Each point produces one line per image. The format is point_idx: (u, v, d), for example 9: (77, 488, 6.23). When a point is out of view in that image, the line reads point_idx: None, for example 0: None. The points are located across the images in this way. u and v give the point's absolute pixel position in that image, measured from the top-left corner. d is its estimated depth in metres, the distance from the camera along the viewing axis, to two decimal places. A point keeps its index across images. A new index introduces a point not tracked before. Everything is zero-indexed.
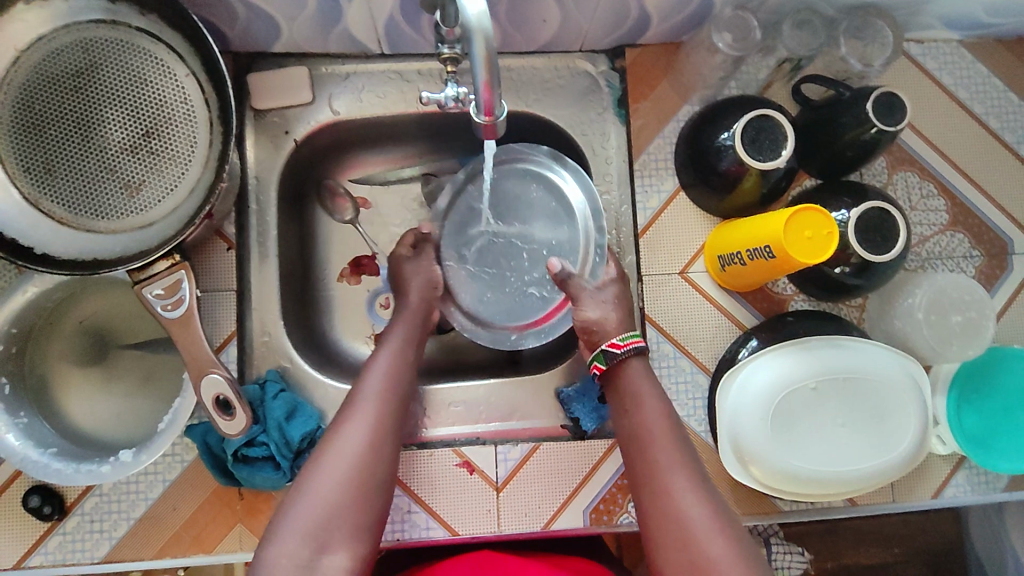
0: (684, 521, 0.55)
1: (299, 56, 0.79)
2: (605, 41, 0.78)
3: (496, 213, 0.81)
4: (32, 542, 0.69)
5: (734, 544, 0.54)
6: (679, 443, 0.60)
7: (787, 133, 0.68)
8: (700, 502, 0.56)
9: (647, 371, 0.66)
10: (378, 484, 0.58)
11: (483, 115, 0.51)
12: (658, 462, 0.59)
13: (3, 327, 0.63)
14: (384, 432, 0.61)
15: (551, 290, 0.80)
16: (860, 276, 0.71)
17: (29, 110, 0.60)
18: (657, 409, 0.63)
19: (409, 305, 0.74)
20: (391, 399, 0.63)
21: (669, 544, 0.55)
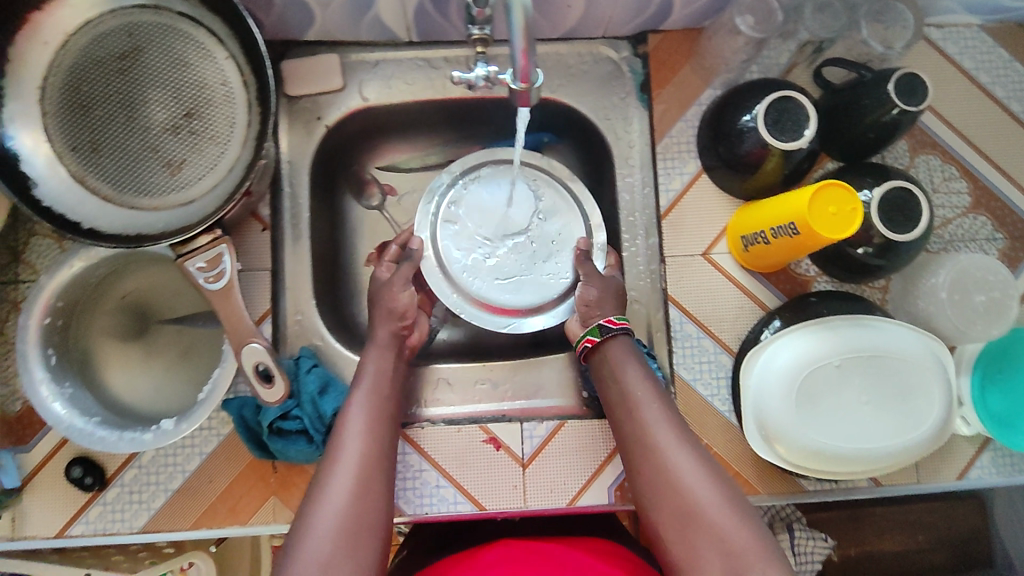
0: (674, 473, 0.58)
1: (330, 44, 0.81)
2: (628, 27, 0.80)
3: (500, 203, 0.83)
4: (74, 512, 0.72)
5: (721, 486, 0.57)
6: (672, 415, 0.62)
7: (810, 113, 0.69)
8: (688, 452, 0.59)
9: (630, 345, 0.69)
10: (374, 531, 0.56)
11: (520, 82, 0.54)
12: (646, 420, 0.62)
13: (50, 300, 0.65)
14: (372, 478, 0.58)
15: (562, 274, 0.81)
16: (883, 256, 0.71)
17: (77, 92, 0.62)
18: (639, 372, 0.65)
19: (380, 337, 0.71)
20: (373, 444, 0.61)
21: (663, 495, 0.58)
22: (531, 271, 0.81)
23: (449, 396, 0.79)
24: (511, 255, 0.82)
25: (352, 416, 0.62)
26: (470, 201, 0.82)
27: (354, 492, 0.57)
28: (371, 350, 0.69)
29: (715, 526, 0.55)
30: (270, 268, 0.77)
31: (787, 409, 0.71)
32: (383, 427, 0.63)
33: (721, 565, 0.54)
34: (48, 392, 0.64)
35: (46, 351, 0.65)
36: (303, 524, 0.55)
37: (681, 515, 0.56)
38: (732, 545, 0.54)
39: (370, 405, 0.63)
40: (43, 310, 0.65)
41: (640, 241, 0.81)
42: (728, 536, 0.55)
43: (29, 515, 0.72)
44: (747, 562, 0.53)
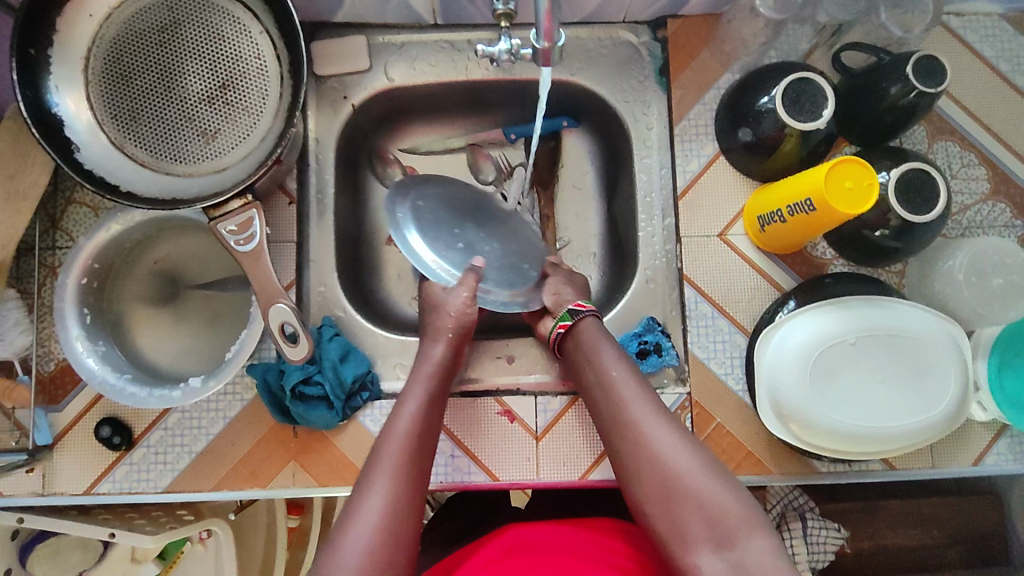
0: (654, 444, 0.59)
1: (358, 26, 0.84)
2: (647, 11, 0.82)
3: (471, 205, 0.82)
4: (102, 470, 0.74)
5: (699, 451, 0.58)
6: (650, 394, 0.63)
7: (827, 94, 0.70)
8: (664, 422, 0.60)
9: (598, 326, 0.71)
10: (401, 548, 0.55)
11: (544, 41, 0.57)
12: (622, 396, 0.63)
13: (87, 262, 0.68)
14: (409, 499, 0.57)
15: (529, 270, 0.80)
16: (900, 238, 0.72)
17: (119, 62, 0.65)
18: (613, 353, 0.67)
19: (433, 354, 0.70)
20: (414, 467, 0.59)
21: (641, 466, 0.59)
22: (503, 263, 0.79)
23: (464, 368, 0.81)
24: (481, 246, 0.79)
25: (394, 436, 0.61)
26: (443, 200, 0.80)
27: (389, 511, 0.56)
28: (420, 368, 0.69)
29: (697, 491, 0.56)
30: (295, 242, 0.79)
31: (802, 400, 0.71)
32: (425, 446, 0.62)
33: (704, 528, 0.54)
34: (83, 349, 0.67)
35: (82, 310, 0.68)
36: (334, 544, 0.54)
37: (660, 484, 0.57)
38: (714, 509, 0.55)
39: (415, 426, 0.62)
40: (80, 270, 0.68)
41: (657, 221, 0.83)
42: (710, 499, 0.55)
43: (60, 472, 0.74)
44: (729, 523, 0.54)
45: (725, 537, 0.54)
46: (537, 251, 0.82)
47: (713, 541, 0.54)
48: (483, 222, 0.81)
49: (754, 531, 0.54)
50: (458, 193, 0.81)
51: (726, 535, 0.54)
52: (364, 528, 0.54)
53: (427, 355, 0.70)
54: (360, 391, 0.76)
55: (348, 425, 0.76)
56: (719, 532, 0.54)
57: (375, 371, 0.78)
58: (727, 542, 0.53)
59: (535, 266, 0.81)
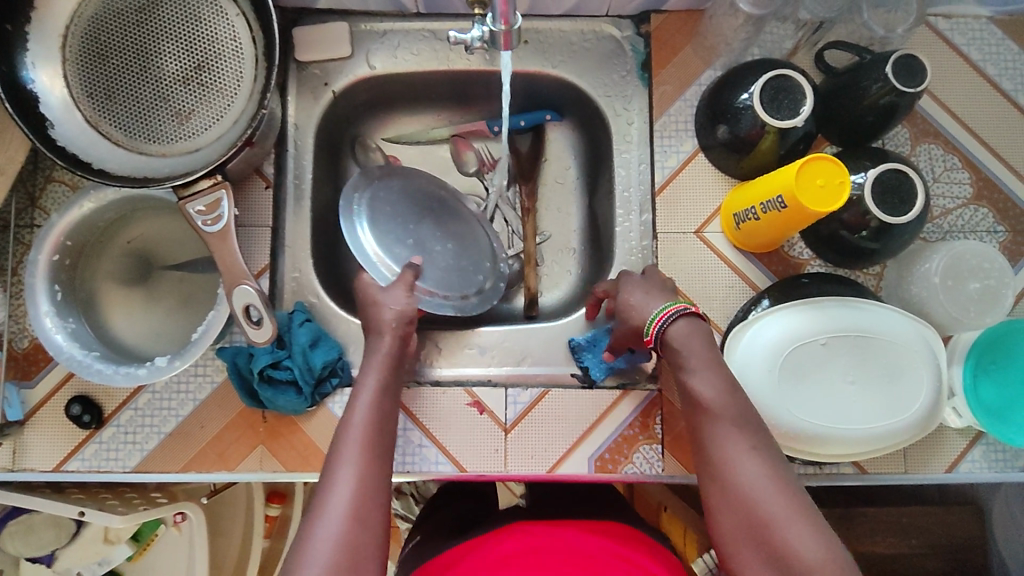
0: (738, 482, 0.53)
1: (341, 13, 0.84)
2: (630, 5, 0.81)
3: (428, 207, 0.87)
4: (71, 448, 0.75)
5: (787, 494, 0.52)
6: (744, 420, 0.56)
7: (806, 92, 0.71)
8: (751, 455, 0.54)
9: (689, 331, 0.61)
10: (371, 547, 0.54)
11: (501, 24, 0.61)
12: (706, 420, 0.57)
13: (60, 239, 0.69)
14: (367, 506, 0.55)
15: (478, 278, 0.86)
16: (877, 239, 0.71)
17: (96, 41, 0.66)
18: (710, 368, 0.59)
19: (382, 347, 0.69)
20: (370, 454, 0.59)
21: (720, 504, 0.53)
22: (449, 263, 0.85)
23: (437, 358, 0.81)
24: (428, 246, 0.85)
25: (351, 431, 0.60)
26: (404, 191, 0.86)
27: (353, 505, 0.55)
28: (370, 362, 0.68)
29: (783, 541, 0.50)
30: (270, 226, 0.79)
31: (768, 397, 0.69)
32: (382, 444, 0.61)
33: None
34: (52, 324, 0.67)
35: (53, 286, 0.68)
36: (301, 544, 0.53)
37: (743, 527, 0.52)
38: (795, 559, 0.49)
39: (369, 419, 0.61)
40: (52, 247, 0.68)
41: (634, 217, 0.83)
42: (795, 554, 0.49)
43: (30, 448, 0.75)
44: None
45: None
46: (489, 258, 0.88)
47: None
48: (439, 225, 0.87)
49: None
50: (418, 189, 0.87)
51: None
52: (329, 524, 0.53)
53: (377, 348, 0.69)
54: (330, 377, 0.76)
55: (317, 411, 0.76)
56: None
57: (346, 358, 0.78)
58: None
59: (483, 273, 0.87)
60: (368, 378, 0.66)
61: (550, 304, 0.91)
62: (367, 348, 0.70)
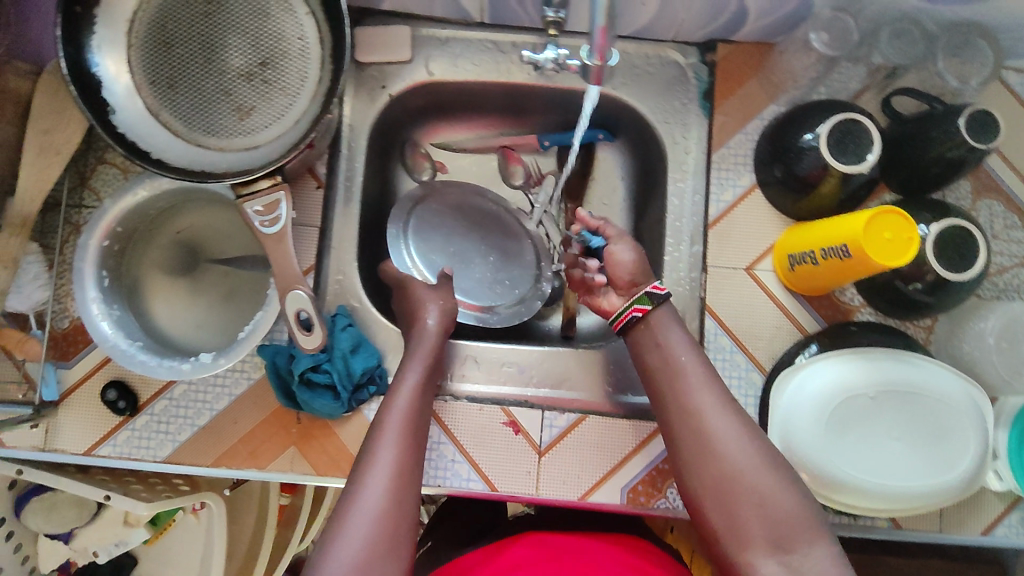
0: (717, 443, 0.61)
1: (404, 17, 0.83)
2: (698, 33, 0.80)
3: (474, 219, 0.92)
4: (104, 432, 0.75)
5: (762, 451, 0.60)
6: (717, 387, 0.65)
7: (874, 137, 0.69)
8: (727, 418, 0.63)
9: (673, 312, 0.71)
10: (404, 538, 0.57)
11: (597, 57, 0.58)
12: (687, 386, 0.64)
13: (111, 225, 0.68)
14: (401, 500, 0.59)
15: (512, 290, 0.91)
16: (932, 294, 0.70)
17: (163, 29, 0.65)
18: (683, 342, 0.68)
19: (423, 338, 0.72)
20: (404, 446, 0.62)
21: (704, 462, 0.61)
22: (483, 276, 0.91)
23: (474, 372, 0.80)
24: (468, 257, 0.92)
25: (389, 428, 0.63)
26: (458, 203, 0.91)
27: (387, 500, 0.58)
28: (411, 361, 0.69)
29: (758, 492, 0.59)
30: (319, 227, 0.79)
31: (812, 446, 0.68)
32: (418, 436, 0.64)
33: (762, 528, 0.58)
34: (98, 311, 0.66)
35: (101, 273, 0.68)
36: (332, 533, 0.56)
37: (724, 483, 0.60)
38: (770, 508, 0.58)
39: (406, 414, 0.64)
40: (104, 233, 0.68)
41: (684, 248, 0.80)
42: (769, 502, 0.58)
43: (62, 430, 0.75)
44: (784, 523, 0.57)
45: (781, 541, 0.57)
46: (530, 277, 0.91)
47: (771, 543, 0.57)
48: (483, 237, 0.92)
49: (813, 534, 0.56)
50: (469, 202, 0.92)
51: (784, 539, 0.57)
52: (361, 518, 0.56)
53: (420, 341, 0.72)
54: (367, 384, 0.75)
55: (353, 418, 0.76)
56: (780, 537, 0.57)
57: (385, 366, 0.77)
58: (785, 543, 0.56)
59: (518, 288, 0.91)
60: (407, 374, 0.68)
61: (588, 327, 0.90)
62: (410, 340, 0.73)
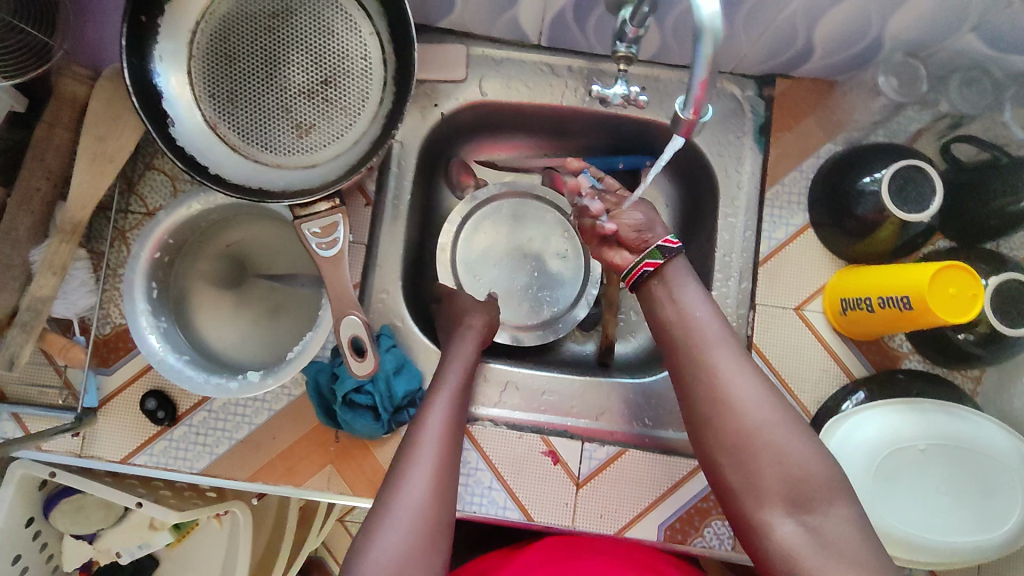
0: (737, 403, 0.62)
1: (459, 34, 0.81)
2: (758, 67, 0.78)
3: (518, 234, 0.91)
4: (141, 441, 0.74)
5: (779, 409, 0.62)
6: (734, 345, 0.66)
7: (937, 185, 0.67)
8: (744, 373, 0.64)
9: (685, 266, 0.71)
10: (444, 528, 0.62)
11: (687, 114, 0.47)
12: (705, 343, 0.65)
13: (164, 237, 0.68)
14: (439, 499, 0.62)
15: (549, 309, 0.90)
16: (984, 346, 0.69)
17: (226, 42, 0.64)
18: (700, 296, 0.68)
19: (461, 349, 0.74)
20: (442, 445, 0.65)
21: (723, 420, 0.62)
22: (524, 293, 0.90)
23: (514, 399, 0.78)
24: (510, 273, 0.91)
25: (428, 430, 0.66)
26: (503, 218, 0.91)
27: (426, 496, 0.62)
28: (449, 366, 0.72)
29: (778, 448, 0.60)
30: (366, 244, 0.78)
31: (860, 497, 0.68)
32: (453, 441, 0.66)
33: (782, 486, 0.59)
34: (147, 324, 0.66)
35: (152, 284, 0.67)
36: (373, 524, 0.60)
37: (743, 442, 0.61)
38: (791, 466, 0.59)
39: (444, 423, 0.66)
40: (155, 245, 0.67)
41: (733, 283, 0.79)
42: (790, 459, 0.60)
43: (99, 437, 0.74)
44: (805, 480, 0.59)
45: (802, 499, 0.58)
46: (569, 297, 0.91)
47: (790, 502, 0.58)
48: (526, 253, 0.91)
49: (833, 493, 0.58)
50: (514, 217, 0.91)
51: (803, 496, 0.58)
52: (401, 514, 0.60)
53: (459, 354, 0.73)
54: (407, 407, 0.75)
55: (391, 438, 0.75)
56: (799, 494, 0.58)
57: (425, 388, 0.77)
58: (803, 498, 0.58)
59: (557, 307, 0.90)
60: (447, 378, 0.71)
61: (623, 355, 0.89)
62: (449, 351, 0.74)
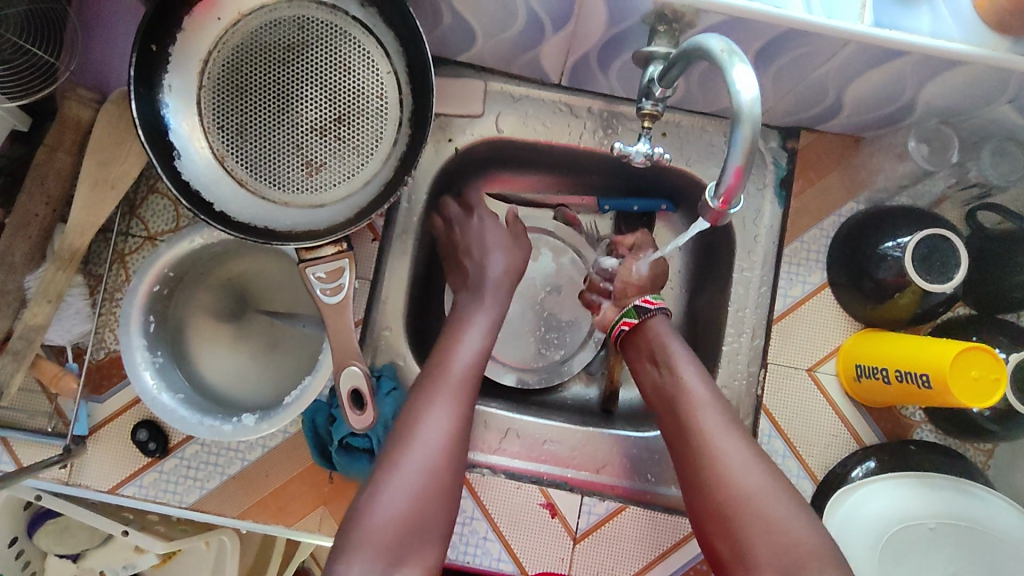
0: (723, 465, 0.58)
1: (478, 69, 0.79)
2: (784, 119, 0.76)
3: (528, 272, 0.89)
4: (130, 472, 0.72)
5: (773, 476, 0.57)
6: (724, 407, 0.62)
7: (964, 258, 0.64)
8: (732, 433, 0.60)
9: (669, 326, 0.69)
10: (454, 474, 0.61)
11: (717, 201, 0.45)
12: (694, 401, 0.62)
13: (164, 270, 0.66)
14: (452, 441, 0.61)
15: (554, 352, 0.89)
16: (998, 422, 0.67)
17: (238, 73, 0.62)
18: (687, 357, 0.65)
19: (485, 294, 0.73)
20: (459, 406, 0.63)
21: (709, 482, 0.58)
22: (529, 334, 0.89)
23: (514, 447, 0.74)
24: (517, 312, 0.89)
25: (445, 382, 0.64)
26: None
27: (435, 458, 0.60)
28: (477, 311, 0.72)
29: (769, 515, 0.55)
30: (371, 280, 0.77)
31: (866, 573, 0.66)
32: (473, 384, 0.66)
33: (772, 555, 0.53)
34: (142, 360, 0.64)
35: (149, 317, 0.65)
36: (375, 488, 0.57)
37: (731, 507, 0.56)
38: (783, 533, 0.54)
39: (467, 365, 0.66)
40: (154, 278, 0.65)
41: (745, 339, 0.76)
42: (782, 526, 0.54)
43: (87, 466, 0.72)
44: (797, 551, 0.53)
45: (794, 569, 0.52)
46: (576, 340, 0.90)
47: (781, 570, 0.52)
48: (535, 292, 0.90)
49: (827, 564, 0.52)
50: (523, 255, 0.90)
51: (795, 567, 0.52)
52: (407, 475, 0.58)
53: (486, 304, 0.73)
54: None
55: None
56: (790, 564, 0.52)
57: None
58: (796, 572, 0.52)
59: (562, 350, 0.89)
60: (465, 336, 0.69)
61: (629, 402, 0.87)
62: (474, 297, 0.74)
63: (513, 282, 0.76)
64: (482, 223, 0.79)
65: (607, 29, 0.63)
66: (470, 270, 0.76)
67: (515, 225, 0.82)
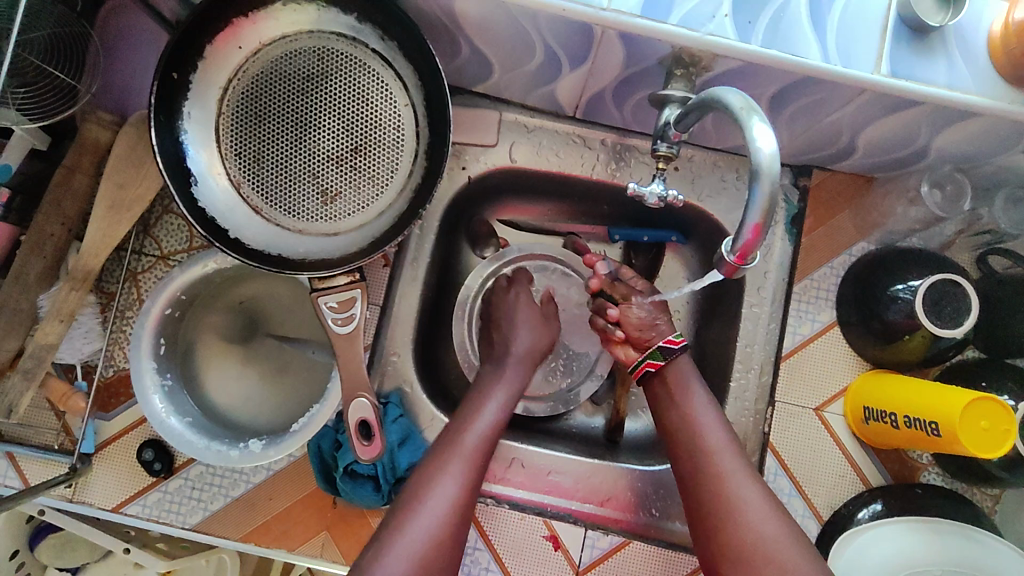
0: (735, 507, 0.58)
1: (493, 99, 0.80)
2: (797, 158, 0.76)
3: None
4: (134, 491, 0.72)
5: (787, 525, 0.57)
6: (739, 454, 0.62)
7: (973, 304, 0.64)
8: (745, 479, 0.60)
9: (689, 365, 0.69)
10: (456, 547, 0.59)
11: (733, 255, 0.45)
12: (709, 447, 0.62)
13: (177, 292, 0.66)
14: (459, 512, 0.60)
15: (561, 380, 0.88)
16: (1008, 470, 0.66)
17: (257, 102, 0.63)
18: (707, 406, 0.65)
19: (507, 368, 0.74)
20: (471, 475, 0.62)
21: (723, 526, 0.58)
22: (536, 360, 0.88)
23: (517, 478, 0.74)
24: None
25: (460, 451, 0.63)
26: None
27: (440, 525, 0.58)
28: (498, 384, 0.72)
29: (780, 561, 0.55)
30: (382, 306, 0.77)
31: None
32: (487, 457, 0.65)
33: None
34: (151, 382, 0.64)
35: (159, 340, 0.65)
36: (375, 553, 0.56)
37: (742, 551, 0.56)
38: None
39: (484, 436, 0.65)
40: (167, 300, 0.65)
41: (752, 377, 0.75)
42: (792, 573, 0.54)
43: (91, 483, 0.72)
44: None
45: None
46: (582, 366, 0.88)
47: None
48: None
49: None
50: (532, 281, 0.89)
51: None
52: (408, 544, 0.56)
53: (507, 377, 0.73)
54: None
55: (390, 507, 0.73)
56: None
57: None
58: None
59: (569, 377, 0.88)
60: (485, 406, 0.68)
61: (634, 433, 0.86)
62: (496, 370, 0.74)
63: (535, 362, 0.76)
64: (517, 298, 0.80)
65: (624, 68, 0.64)
66: (496, 343, 0.77)
67: (547, 307, 0.82)
